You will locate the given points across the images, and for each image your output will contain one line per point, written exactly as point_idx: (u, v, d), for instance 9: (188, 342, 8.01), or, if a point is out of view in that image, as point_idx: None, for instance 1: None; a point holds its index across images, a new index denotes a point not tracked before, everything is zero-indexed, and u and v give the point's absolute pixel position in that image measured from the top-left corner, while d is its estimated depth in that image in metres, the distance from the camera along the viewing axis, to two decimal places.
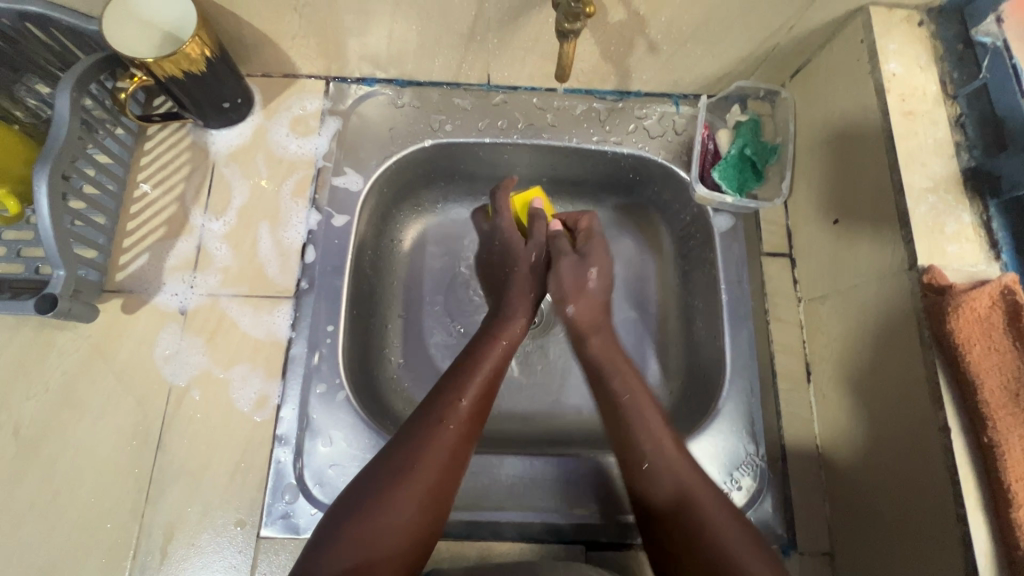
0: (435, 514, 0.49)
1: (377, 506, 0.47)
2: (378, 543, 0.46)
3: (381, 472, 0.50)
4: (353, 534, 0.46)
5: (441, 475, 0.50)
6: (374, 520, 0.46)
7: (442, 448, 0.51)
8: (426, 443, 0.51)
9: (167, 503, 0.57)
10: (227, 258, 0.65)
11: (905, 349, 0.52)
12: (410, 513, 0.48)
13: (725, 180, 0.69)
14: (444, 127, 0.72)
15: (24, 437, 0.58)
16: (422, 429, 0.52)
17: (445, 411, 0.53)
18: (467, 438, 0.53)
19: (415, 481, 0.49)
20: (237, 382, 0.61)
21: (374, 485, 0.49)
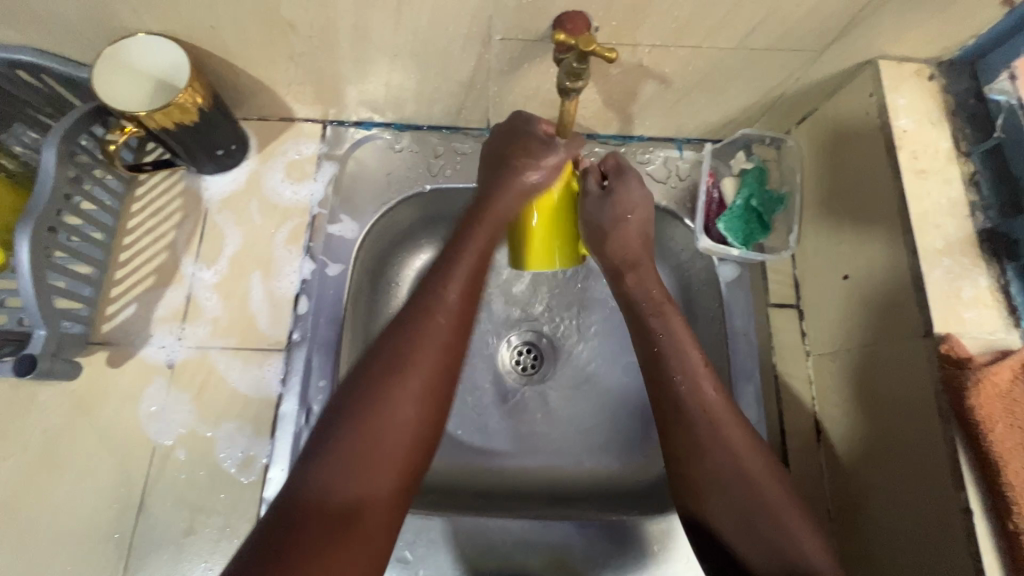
0: (431, 402, 0.44)
1: (365, 417, 0.42)
2: (375, 459, 0.41)
3: (364, 378, 0.44)
4: (345, 443, 0.41)
5: (440, 349, 0.46)
6: (367, 424, 0.42)
7: (431, 334, 0.46)
8: (414, 336, 0.45)
9: (148, 571, 0.55)
10: (217, 308, 0.63)
11: (921, 419, 0.49)
12: (405, 424, 0.43)
13: (731, 232, 0.67)
14: (443, 172, 0.70)
15: (1, 500, 0.56)
16: (406, 323, 0.46)
17: (428, 299, 0.47)
18: (461, 315, 0.48)
19: (407, 376, 0.44)
20: (224, 441, 0.59)
21: (350, 390, 0.44)
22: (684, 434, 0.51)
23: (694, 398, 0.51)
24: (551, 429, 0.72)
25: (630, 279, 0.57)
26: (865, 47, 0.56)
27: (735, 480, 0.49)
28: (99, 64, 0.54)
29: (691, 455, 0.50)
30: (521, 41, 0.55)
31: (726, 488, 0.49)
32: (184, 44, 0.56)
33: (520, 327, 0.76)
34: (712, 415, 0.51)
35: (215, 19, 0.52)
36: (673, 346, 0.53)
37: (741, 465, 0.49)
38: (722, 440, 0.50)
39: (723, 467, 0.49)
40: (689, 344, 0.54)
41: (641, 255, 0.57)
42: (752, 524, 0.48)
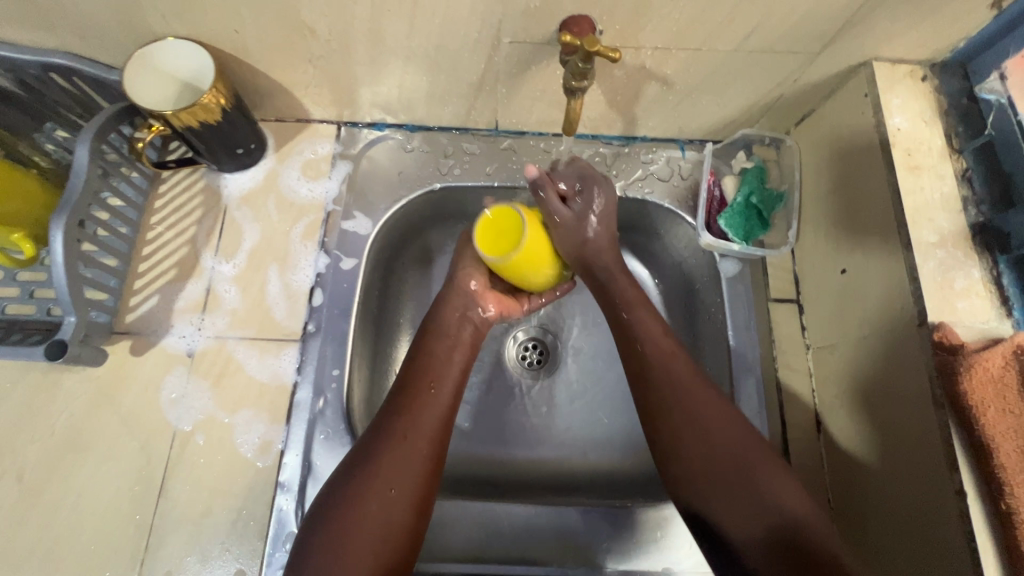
0: (411, 501, 0.50)
1: (340, 527, 0.47)
2: (350, 560, 0.46)
3: (344, 485, 0.50)
4: (320, 555, 0.46)
5: (408, 467, 0.51)
6: (341, 530, 0.47)
7: (406, 452, 0.51)
8: (382, 452, 0.51)
9: (167, 552, 0.57)
10: (235, 300, 0.66)
11: (916, 406, 0.51)
12: (378, 513, 0.48)
13: (732, 228, 0.69)
14: (453, 171, 0.73)
15: (27, 482, 0.58)
16: (381, 437, 0.52)
17: (404, 425, 0.53)
18: (433, 429, 0.54)
19: (378, 490, 0.49)
20: (240, 427, 0.61)
21: (325, 510, 0.49)
22: (650, 397, 0.55)
23: (671, 385, 0.54)
24: (555, 422, 0.73)
25: (612, 281, 0.61)
26: (859, 49, 0.58)
27: (731, 455, 0.50)
28: (127, 69, 0.57)
29: (675, 433, 0.52)
30: (529, 44, 0.58)
31: (688, 444, 0.52)
32: (209, 47, 0.59)
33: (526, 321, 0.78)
34: (669, 368, 0.55)
35: (240, 24, 0.55)
36: (646, 337, 0.57)
37: (714, 432, 0.51)
38: (707, 422, 0.52)
39: (713, 447, 0.51)
40: (658, 334, 0.57)
41: (618, 267, 0.61)
42: (726, 480, 0.49)
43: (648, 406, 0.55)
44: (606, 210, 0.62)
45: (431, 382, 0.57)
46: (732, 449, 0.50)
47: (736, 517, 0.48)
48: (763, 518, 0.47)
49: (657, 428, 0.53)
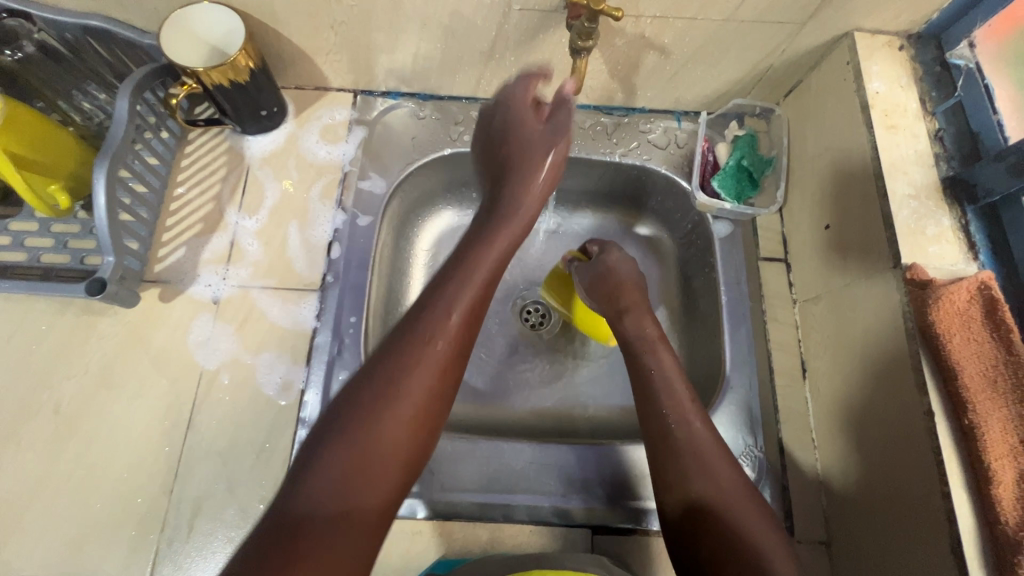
0: (432, 418, 0.47)
1: (359, 443, 0.42)
2: (366, 483, 0.42)
3: (357, 399, 0.45)
4: (330, 468, 0.41)
5: (431, 381, 0.46)
6: (359, 447, 0.42)
7: (427, 363, 0.47)
8: (407, 360, 0.46)
9: (195, 480, 0.60)
10: (258, 253, 0.70)
11: (892, 341, 0.56)
12: (397, 437, 0.44)
13: (725, 189, 0.74)
14: (463, 137, 0.77)
15: (64, 415, 0.61)
16: (405, 345, 0.47)
17: (425, 329, 0.48)
18: (456, 353, 0.49)
19: (401, 407, 0.45)
20: (264, 367, 0.65)
21: (335, 427, 0.43)
22: (651, 410, 0.59)
23: (685, 428, 0.57)
24: (557, 376, 0.78)
25: (622, 325, 0.65)
26: (841, 21, 0.63)
27: (712, 495, 0.54)
28: (162, 38, 0.61)
29: (672, 465, 0.56)
30: (538, 12, 0.62)
31: (691, 467, 0.55)
32: (241, 12, 0.63)
33: (531, 284, 0.83)
34: (671, 383, 0.60)
35: None
36: (664, 378, 0.61)
37: (711, 462, 0.55)
38: (704, 458, 0.56)
39: (704, 483, 0.54)
40: (679, 382, 0.61)
41: (642, 308, 0.66)
42: (727, 510, 0.53)
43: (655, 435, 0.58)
44: (629, 264, 0.70)
45: (450, 310, 0.49)
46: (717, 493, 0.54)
47: (710, 547, 0.51)
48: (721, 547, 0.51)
49: (655, 459, 0.57)
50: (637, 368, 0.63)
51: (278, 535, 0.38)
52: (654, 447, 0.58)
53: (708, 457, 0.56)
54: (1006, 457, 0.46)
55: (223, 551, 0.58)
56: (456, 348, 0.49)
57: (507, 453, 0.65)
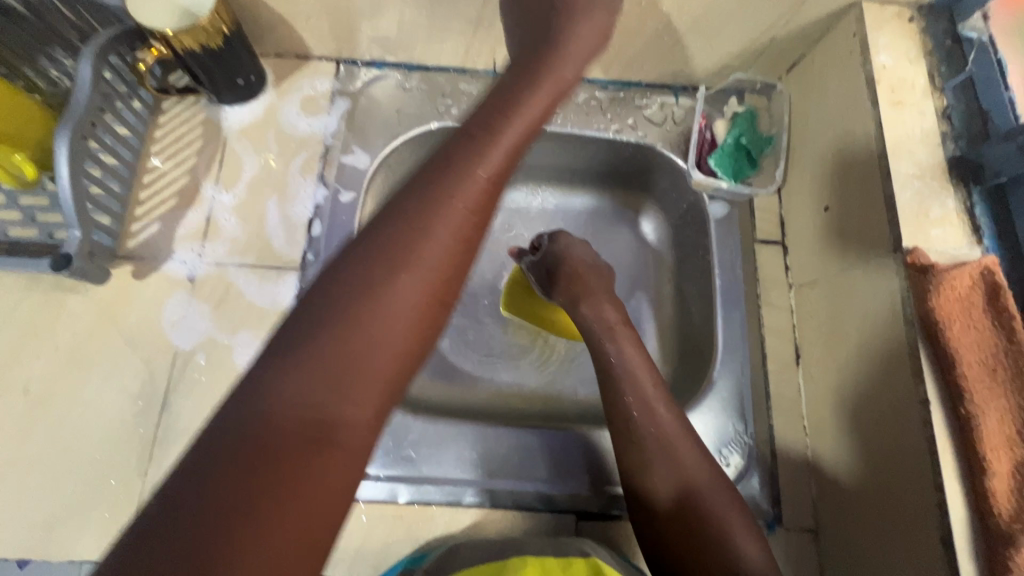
0: (448, 288, 0.36)
1: (356, 319, 0.32)
2: (359, 377, 0.31)
3: (361, 260, 0.35)
4: (312, 358, 0.31)
5: (459, 232, 0.37)
6: (356, 325, 0.32)
7: (456, 213, 0.37)
8: (430, 207, 0.37)
9: (170, 462, 0.58)
10: (236, 229, 0.67)
11: (890, 327, 0.54)
12: (412, 302, 0.34)
13: (721, 167, 0.72)
14: (450, 110, 0.74)
15: (35, 394, 0.60)
16: (425, 190, 0.38)
17: (454, 172, 0.39)
18: (483, 217, 0.39)
19: (414, 277, 0.34)
20: (241, 347, 0.63)
21: (325, 299, 0.33)
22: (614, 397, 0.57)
23: (651, 419, 0.56)
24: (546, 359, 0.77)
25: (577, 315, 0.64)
26: None
27: (678, 487, 0.53)
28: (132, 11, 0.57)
29: (638, 457, 0.55)
30: None
31: (657, 458, 0.54)
32: None
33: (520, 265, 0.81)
34: (633, 370, 0.58)
35: None
36: (629, 369, 0.58)
37: (679, 452, 0.54)
38: (670, 450, 0.54)
39: (668, 473, 0.53)
40: (644, 372, 0.58)
41: (604, 297, 0.64)
42: (692, 502, 0.52)
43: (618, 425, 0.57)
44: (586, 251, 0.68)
45: (470, 174, 0.39)
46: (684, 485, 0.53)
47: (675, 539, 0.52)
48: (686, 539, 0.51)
49: (620, 450, 0.56)
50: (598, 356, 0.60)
51: (248, 433, 0.28)
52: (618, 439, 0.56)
53: (675, 447, 0.54)
54: (1001, 448, 0.44)
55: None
56: (485, 208, 0.39)
57: (492, 438, 0.63)
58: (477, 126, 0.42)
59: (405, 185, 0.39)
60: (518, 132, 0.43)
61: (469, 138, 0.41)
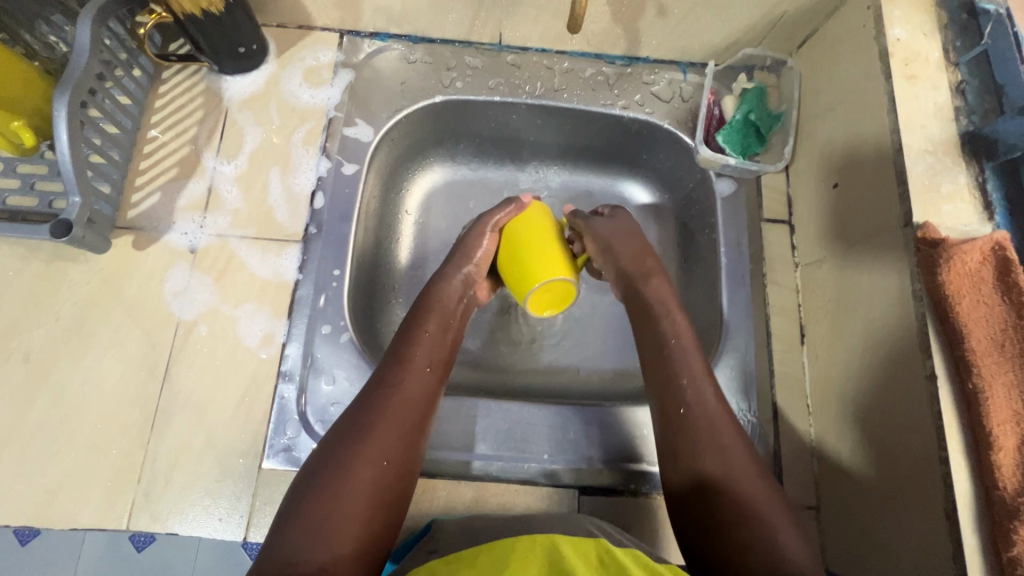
0: (400, 466, 0.51)
1: (332, 488, 0.47)
2: (335, 531, 0.45)
3: (327, 456, 0.50)
4: (308, 518, 0.46)
5: (404, 413, 0.54)
6: (331, 496, 0.47)
7: (398, 408, 0.54)
8: (378, 406, 0.54)
9: (172, 432, 0.58)
10: (238, 200, 0.66)
11: (898, 302, 0.53)
12: (370, 480, 0.49)
13: (730, 143, 0.71)
14: (455, 84, 0.73)
15: (35, 362, 0.59)
16: (373, 393, 0.55)
17: (394, 373, 0.56)
18: (420, 398, 0.56)
19: (370, 452, 0.50)
20: (243, 318, 0.62)
21: (306, 489, 0.48)
22: (662, 379, 0.58)
23: (699, 405, 0.55)
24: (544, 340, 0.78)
25: (644, 287, 0.64)
26: None
27: (723, 471, 0.52)
28: None
29: (686, 440, 0.54)
30: None
31: (698, 439, 0.54)
32: None
33: None
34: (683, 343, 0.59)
35: None
36: (682, 355, 0.58)
37: (722, 437, 0.54)
38: (716, 434, 0.54)
39: (709, 458, 0.53)
40: (700, 365, 0.58)
41: (653, 271, 0.65)
42: (733, 491, 0.51)
43: (668, 412, 0.56)
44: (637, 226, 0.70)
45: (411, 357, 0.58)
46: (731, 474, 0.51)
47: (720, 524, 0.49)
48: (735, 525, 0.48)
49: (667, 436, 0.55)
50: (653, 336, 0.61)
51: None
52: (667, 425, 0.56)
53: (718, 431, 0.54)
54: (1008, 423, 0.44)
55: (201, 503, 0.57)
56: (422, 417, 0.55)
57: (496, 414, 0.63)
58: (407, 337, 0.60)
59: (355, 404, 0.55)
60: (434, 345, 0.61)
61: (401, 343, 0.59)
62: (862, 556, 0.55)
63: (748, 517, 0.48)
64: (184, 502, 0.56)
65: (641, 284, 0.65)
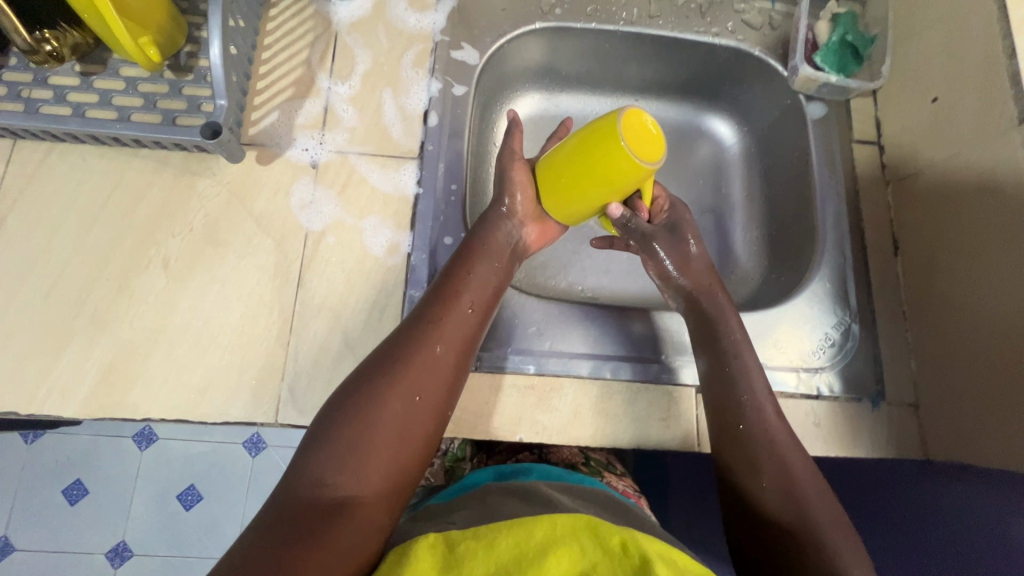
0: (431, 409, 0.51)
1: (361, 419, 0.48)
2: (361, 459, 0.47)
3: (359, 387, 0.51)
4: (337, 444, 0.47)
5: (434, 358, 0.53)
6: (360, 428, 0.48)
7: (427, 351, 0.53)
8: (411, 344, 0.53)
9: (311, 334, 0.61)
10: (354, 119, 0.68)
11: (1012, 200, 0.56)
12: (397, 417, 0.49)
13: (826, 64, 0.73)
14: (554, 10, 0.75)
15: (174, 268, 0.61)
16: (407, 333, 0.54)
17: (433, 315, 0.56)
18: (457, 341, 0.55)
19: (400, 390, 0.50)
20: (369, 230, 0.64)
21: (340, 414, 0.49)
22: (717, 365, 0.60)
23: (758, 420, 0.57)
24: (631, 262, 0.82)
25: (708, 297, 0.63)
26: None
27: (773, 470, 0.54)
28: None
29: (743, 437, 0.56)
30: None
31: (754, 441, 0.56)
32: None
33: None
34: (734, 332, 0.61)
35: None
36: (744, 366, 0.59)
37: (774, 438, 0.56)
38: (773, 442, 0.56)
39: (763, 458, 0.55)
40: (761, 381, 0.59)
41: (714, 283, 0.64)
42: (779, 487, 0.53)
43: (721, 407, 0.59)
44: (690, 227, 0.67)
45: (446, 299, 0.57)
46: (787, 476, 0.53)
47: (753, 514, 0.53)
48: (783, 517, 0.52)
49: (722, 448, 0.57)
50: (705, 326, 0.62)
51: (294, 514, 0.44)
52: (722, 435, 0.58)
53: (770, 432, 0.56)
54: None
55: None
56: (451, 361, 0.54)
57: (610, 320, 0.66)
58: (450, 278, 0.59)
59: (390, 339, 0.55)
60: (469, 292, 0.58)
61: (440, 287, 0.58)
62: (970, 441, 0.60)
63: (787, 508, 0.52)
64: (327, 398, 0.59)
65: (704, 296, 0.64)
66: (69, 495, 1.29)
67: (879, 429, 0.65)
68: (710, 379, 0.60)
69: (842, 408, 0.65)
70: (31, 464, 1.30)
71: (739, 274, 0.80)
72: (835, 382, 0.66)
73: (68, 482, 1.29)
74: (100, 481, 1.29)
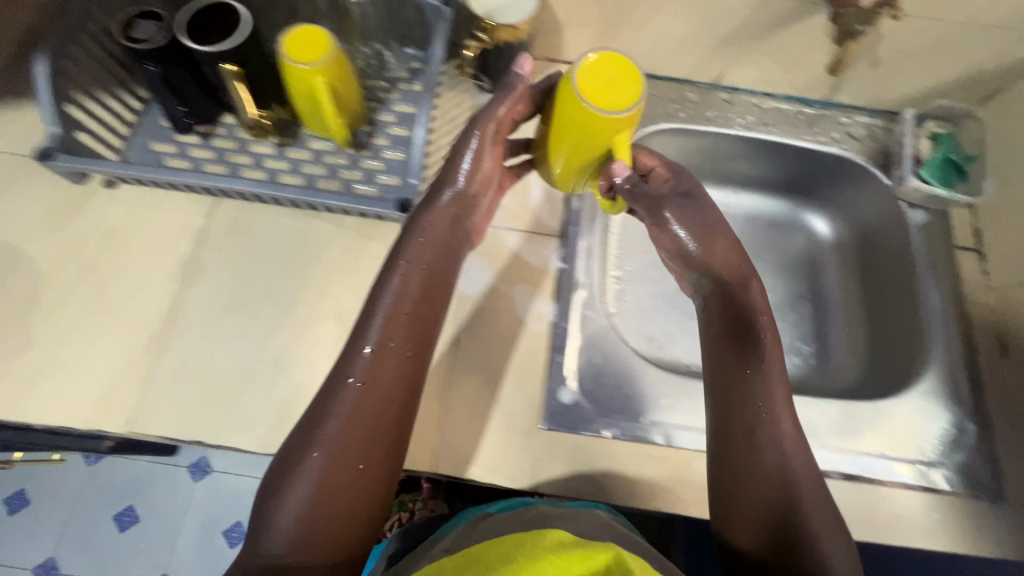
0: (371, 465, 0.51)
1: (318, 486, 0.49)
2: (314, 530, 0.48)
3: (293, 449, 0.51)
4: (309, 507, 0.48)
5: (364, 414, 0.52)
6: (309, 493, 0.49)
7: (361, 406, 0.52)
8: (332, 396, 0.53)
9: (466, 389, 0.66)
10: (505, 198, 0.77)
11: None
12: (343, 477, 0.50)
13: (932, 176, 0.80)
14: (679, 114, 0.84)
15: (347, 320, 0.68)
16: (329, 389, 0.54)
17: (359, 368, 0.54)
18: (391, 385, 0.54)
19: (344, 457, 0.50)
20: (519, 298, 0.71)
21: (281, 474, 0.50)
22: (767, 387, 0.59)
23: (747, 433, 0.57)
24: None
25: (748, 295, 0.61)
26: None
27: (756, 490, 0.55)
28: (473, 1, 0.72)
29: (745, 459, 0.56)
30: None
31: (738, 454, 0.57)
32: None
33: None
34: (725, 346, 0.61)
35: None
36: (772, 396, 0.58)
37: (761, 461, 0.56)
38: (746, 467, 0.56)
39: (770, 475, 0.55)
40: (782, 399, 0.58)
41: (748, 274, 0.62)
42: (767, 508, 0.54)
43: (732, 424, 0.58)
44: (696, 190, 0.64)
45: (364, 341, 0.55)
46: (779, 480, 0.55)
47: (728, 533, 0.56)
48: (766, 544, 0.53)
49: (730, 457, 0.57)
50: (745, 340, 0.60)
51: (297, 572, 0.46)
52: (722, 452, 0.58)
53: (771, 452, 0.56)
54: None
55: (494, 455, 0.64)
56: (383, 405, 0.53)
57: None
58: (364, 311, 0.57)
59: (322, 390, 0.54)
60: (380, 323, 0.57)
61: (363, 325, 0.57)
62: None
63: (765, 524, 0.53)
64: (480, 451, 0.63)
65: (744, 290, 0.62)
66: (119, 521, 1.30)
67: (1006, 529, 0.65)
68: (729, 397, 0.59)
69: (964, 504, 0.66)
70: (86, 485, 1.33)
71: (841, 360, 0.84)
72: (951, 477, 0.67)
73: (120, 508, 1.31)
74: (151, 508, 1.32)
